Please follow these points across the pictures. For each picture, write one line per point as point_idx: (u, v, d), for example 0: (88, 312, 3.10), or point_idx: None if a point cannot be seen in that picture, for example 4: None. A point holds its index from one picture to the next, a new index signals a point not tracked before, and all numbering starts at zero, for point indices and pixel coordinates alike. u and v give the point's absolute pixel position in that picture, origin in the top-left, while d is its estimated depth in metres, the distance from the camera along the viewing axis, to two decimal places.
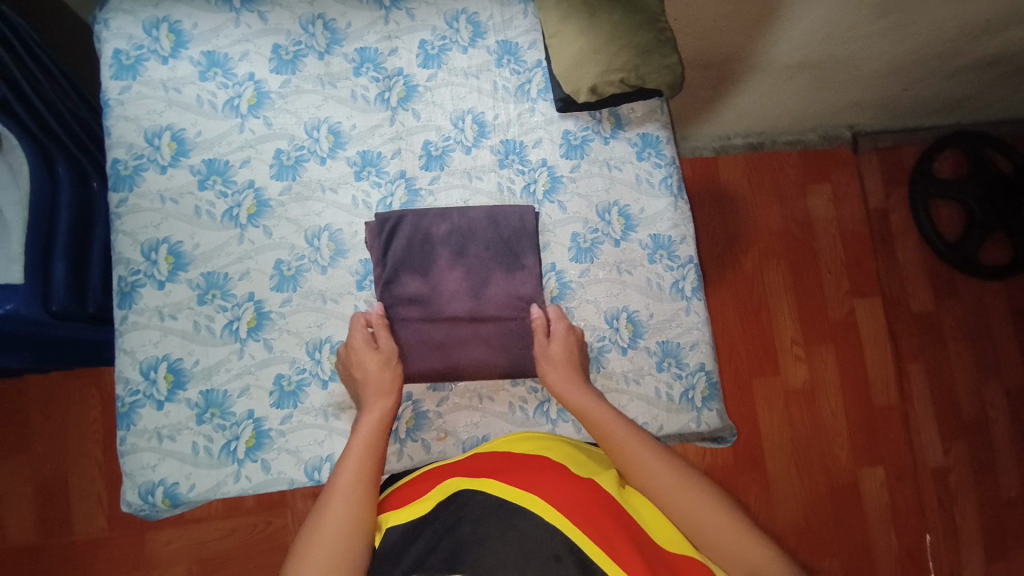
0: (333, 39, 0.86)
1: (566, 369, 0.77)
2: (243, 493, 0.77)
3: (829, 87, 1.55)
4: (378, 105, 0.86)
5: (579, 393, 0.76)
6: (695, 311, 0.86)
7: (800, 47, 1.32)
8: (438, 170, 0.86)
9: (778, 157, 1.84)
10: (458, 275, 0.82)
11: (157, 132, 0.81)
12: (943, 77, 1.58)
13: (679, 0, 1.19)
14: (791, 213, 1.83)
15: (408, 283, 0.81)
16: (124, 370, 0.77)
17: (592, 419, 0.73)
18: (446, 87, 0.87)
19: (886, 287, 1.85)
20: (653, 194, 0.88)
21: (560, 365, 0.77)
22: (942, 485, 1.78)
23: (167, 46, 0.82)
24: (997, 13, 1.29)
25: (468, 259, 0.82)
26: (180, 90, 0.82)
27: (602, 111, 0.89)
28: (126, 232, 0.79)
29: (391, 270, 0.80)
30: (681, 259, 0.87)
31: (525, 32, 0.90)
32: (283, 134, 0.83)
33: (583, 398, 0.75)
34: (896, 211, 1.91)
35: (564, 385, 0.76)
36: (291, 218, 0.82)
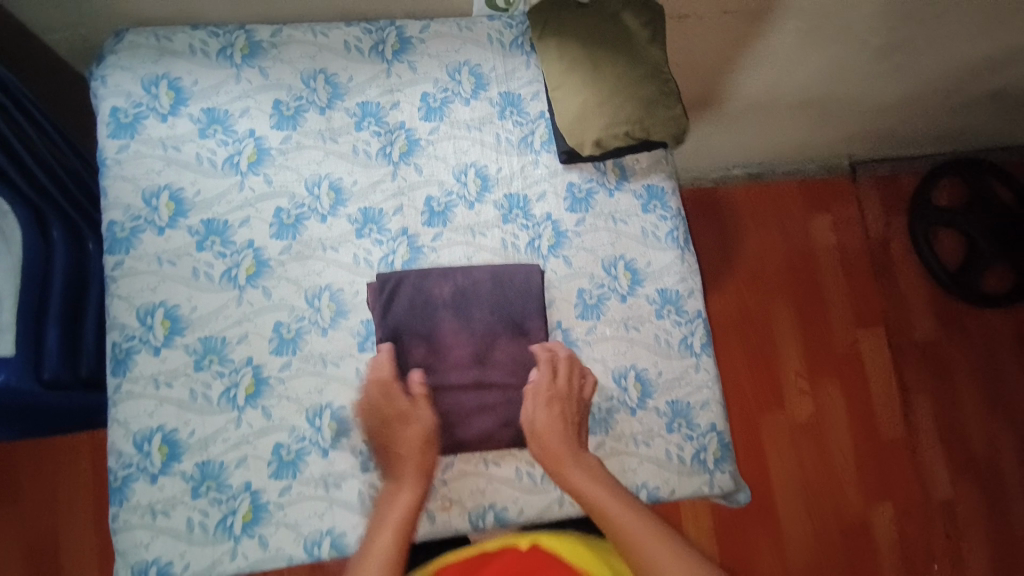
0: (334, 93, 0.84)
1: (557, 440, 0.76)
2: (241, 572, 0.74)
3: (829, 121, 1.55)
4: (379, 160, 0.84)
5: (574, 464, 0.74)
6: (704, 368, 0.85)
7: (802, 85, 1.32)
8: (441, 226, 0.84)
9: (779, 187, 1.84)
10: (463, 336, 0.80)
11: (155, 192, 0.79)
12: (941, 107, 1.59)
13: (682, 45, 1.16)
14: (792, 243, 1.82)
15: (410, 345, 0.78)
16: (117, 442, 0.75)
17: (586, 496, 0.71)
18: (448, 141, 0.86)
19: (888, 316, 1.84)
20: (660, 248, 0.87)
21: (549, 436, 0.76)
22: (951, 520, 1.73)
23: (166, 104, 0.81)
24: (994, 48, 1.30)
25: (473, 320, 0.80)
26: (179, 148, 0.80)
27: (606, 163, 0.88)
28: (121, 296, 0.77)
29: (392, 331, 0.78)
30: (689, 313, 0.86)
31: (528, 84, 0.89)
32: (283, 191, 0.82)
33: (578, 473, 0.73)
34: (897, 241, 1.90)
35: (557, 455, 0.75)
36: (291, 278, 0.80)
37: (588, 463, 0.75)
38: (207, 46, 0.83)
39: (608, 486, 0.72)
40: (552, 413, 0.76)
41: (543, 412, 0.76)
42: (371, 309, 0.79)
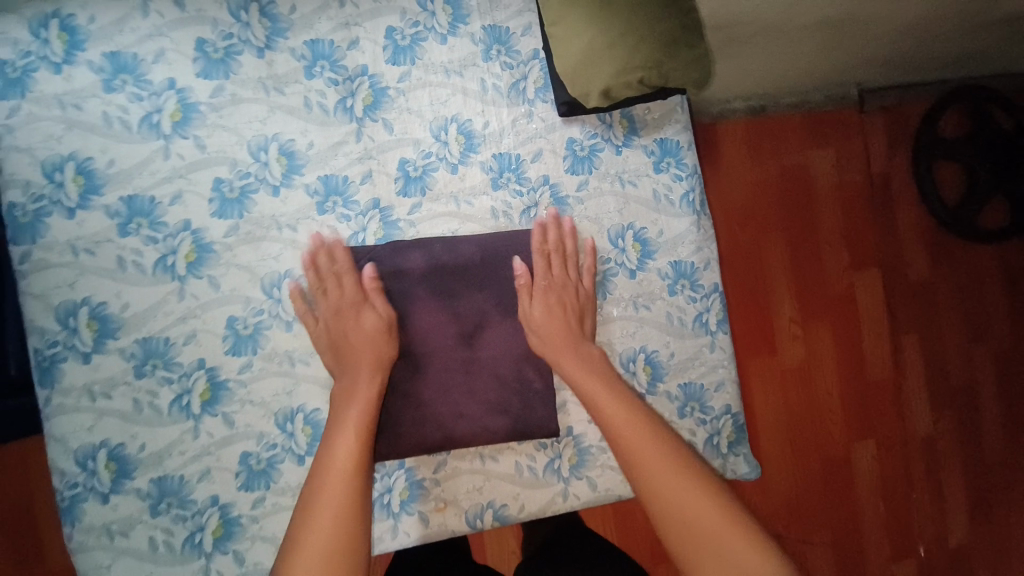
0: (274, 28, 0.67)
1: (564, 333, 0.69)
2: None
3: (842, 46, 1.40)
4: (339, 116, 0.69)
5: (574, 356, 0.68)
6: (720, 347, 0.77)
7: (821, 7, 1.15)
8: (419, 196, 0.71)
9: (779, 120, 1.69)
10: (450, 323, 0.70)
11: (57, 163, 0.63)
12: (964, 32, 1.43)
13: None
14: (791, 181, 1.70)
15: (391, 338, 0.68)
16: (57, 462, 0.64)
17: (582, 391, 0.66)
18: (422, 90, 0.71)
19: (885, 255, 1.77)
20: (673, 213, 0.75)
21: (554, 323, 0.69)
22: (930, 453, 1.75)
23: (59, 50, 0.63)
24: None
25: (462, 305, 0.70)
26: (81, 107, 0.64)
27: (613, 113, 0.74)
28: (35, 294, 0.63)
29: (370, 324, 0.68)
30: (706, 288, 0.76)
31: (518, 13, 0.73)
32: (222, 158, 0.67)
33: (578, 367, 0.67)
34: (898, 174, 1.79)
35: (558, 344, 0.68)
36: (241, 265, 0.67)
37: (588, 355, 0.69)
38: None
39: (606, 380, 0.66)
40: (549, 307, 0.69)
41: (539, 308, 0.69)
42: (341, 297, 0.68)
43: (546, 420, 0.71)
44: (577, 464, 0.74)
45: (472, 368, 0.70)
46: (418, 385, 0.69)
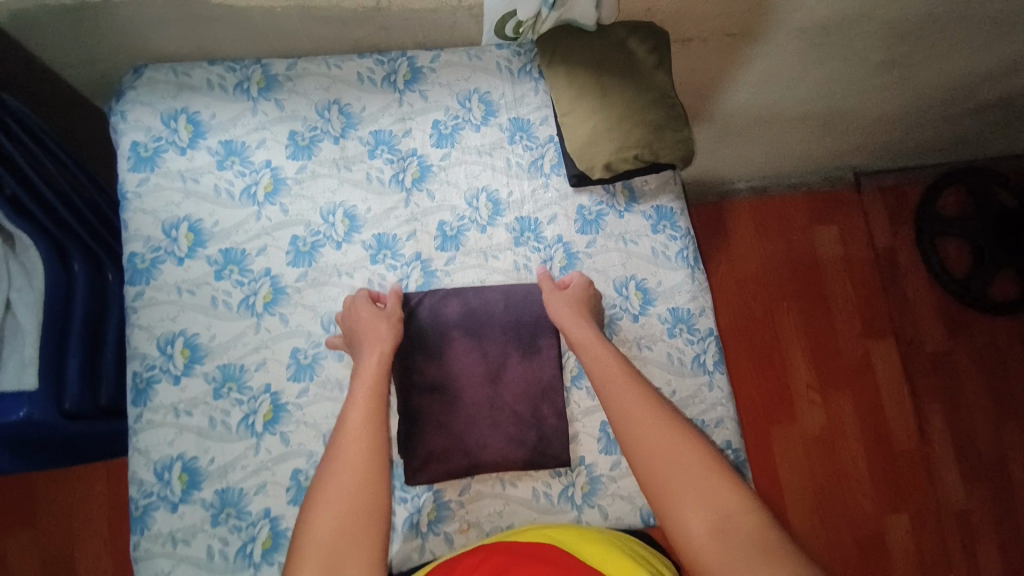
0: (348, 123, 0.87)
1: (613, 367, 0.71)
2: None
3: (831, 134, 1.56)
4: (393, 187, 0.86)
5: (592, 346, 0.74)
6: (717, 386, 0.85)
7: (804, 102, 1.33)
8: (454, 250, 0.85)
9: (783, 200, 1.83)
10: (477, 357, 0.81)
11: (174, 223, 0.81)
12: (944, 120, 1.59)
13: (684, 67, 1.16)
14: (798, 254, 1.81)
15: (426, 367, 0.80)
16: (139, 471, 0.75)
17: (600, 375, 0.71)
18: (459, 166, 0.88)
19: (898, 325, 1.82)
20: (669, 267, 0.87)
21: (596, 353, 0.73)
22: (967, 530, 1.68)
23: (185, 137, 0.83)
24: (992, 65, 1.32)
25: (488, 340, 0.81)
26: (197, 180, 0.82)
27: (615, 185, 0.89)
28: (142, 326, 0.78)
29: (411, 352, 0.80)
30: (702, 331, 0.86)
31: (537, 109, 0.91)
32: (299, 220, 0.83)
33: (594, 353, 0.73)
34: (903, 249, 1.89)
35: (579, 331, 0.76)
36: (307, 305, 0.81)
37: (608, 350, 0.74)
38: (224, 80, 0.85)
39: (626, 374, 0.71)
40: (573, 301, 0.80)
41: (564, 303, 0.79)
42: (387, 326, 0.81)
43: (559, 446, 0.80)
44: (590, 493, 0.80)
45: (497, 397, 0.80)
46: (447, 409, 0.79)
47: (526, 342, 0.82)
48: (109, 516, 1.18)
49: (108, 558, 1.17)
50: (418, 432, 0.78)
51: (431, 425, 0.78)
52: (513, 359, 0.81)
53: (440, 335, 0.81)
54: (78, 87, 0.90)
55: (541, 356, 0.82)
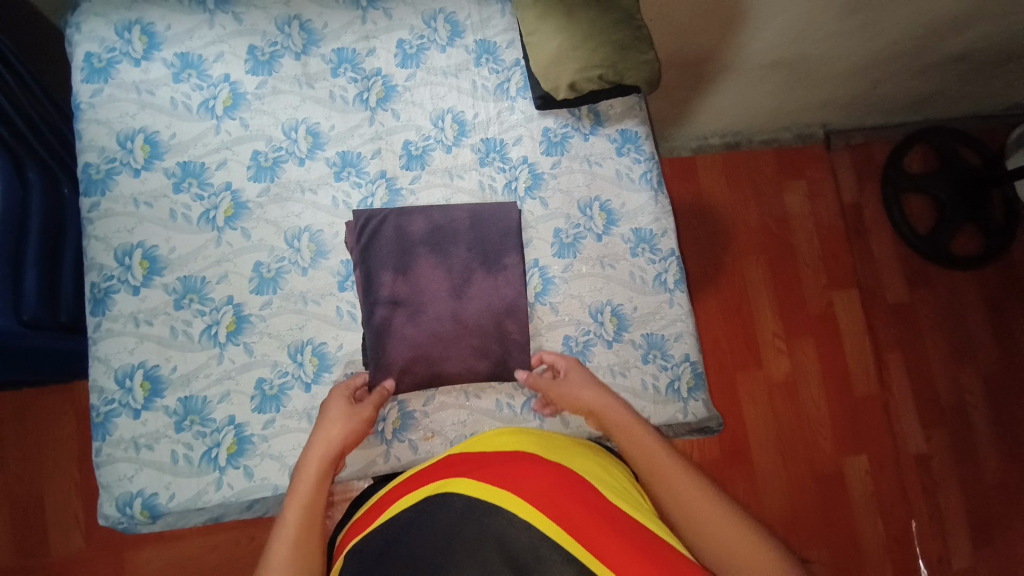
0: (309, 39, 0.85)
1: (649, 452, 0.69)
2: (211, 519, 0.78)
3: (801, 86, 1.57)
4: (356, 106, 0.85)
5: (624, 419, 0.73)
6: (678, 303, 0.87)
7: (771, 46, 1.33)
8: (419, 169, 0.85)
9: (754, 155, 1.84)
10: (438, 273, 0.81)
11: (129, 135, 0.79)
12: (908, 74, 1.61)
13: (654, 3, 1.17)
14: (768, 210, 1.83)
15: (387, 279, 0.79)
16: (99, 379, 0.75)
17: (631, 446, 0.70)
18: (425, 86, 0.87)
19: (862, 278, 1.84)
20: (633, 188, 0.89)
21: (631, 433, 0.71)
22: (925, 473, 1.74)
23: (139, 48, 0.81)
24: (964, 7, 1.32)
25: (451, 256, 0.82)
26: (153, 92, 0.80)
27: (581, 109, 0.90)
28: (98, 237, 0.77)
29: (371, 263, 0.79)
30: (663, 252, 0.88)
31: (503, 31, 0.91)
32: (260, 135, 0.82)
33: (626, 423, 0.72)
34: (869, 206, 1.90)
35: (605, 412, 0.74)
36: (270, 219, 0.81)
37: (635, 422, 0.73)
38: None
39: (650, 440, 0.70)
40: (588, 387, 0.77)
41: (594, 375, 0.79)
42: (349, 240, 0.80)
43: (520, 360, 0.81)
44: None
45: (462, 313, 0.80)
46: (410, 323, 0.79)
47: (488, 255, 0.82)
48: (80, 439, 1.16)
49: (78, 499, 1.14)
50: (379, 346, 0.78)
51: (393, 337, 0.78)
52: (477, 276, 0.81)
53: (410, 247, 0.81)
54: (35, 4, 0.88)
55: (505, 274, 0.82)
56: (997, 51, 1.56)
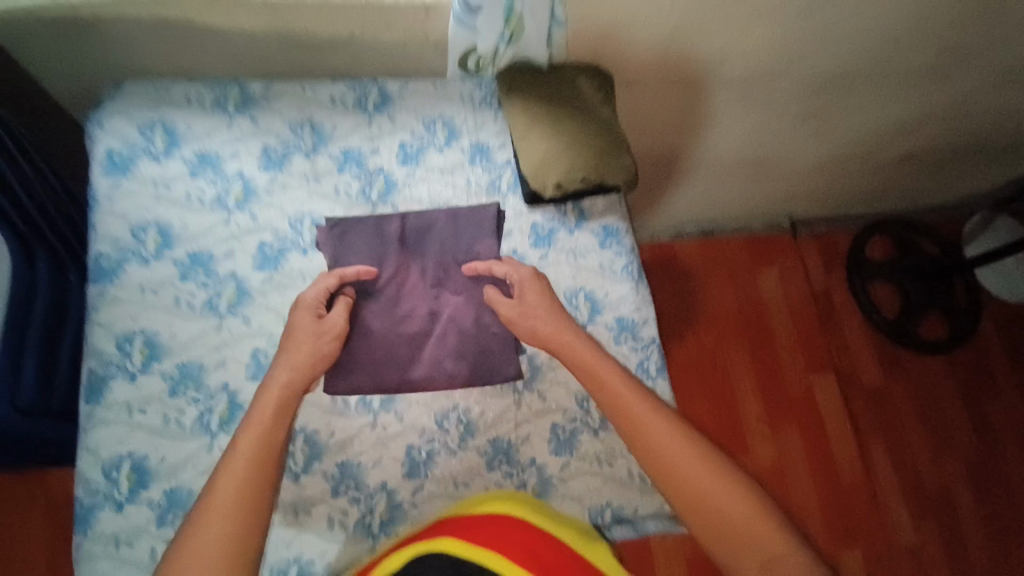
0: (319, 140, 0.93)
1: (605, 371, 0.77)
2: None
3: (768, 180, 1.69)
4: (360, 200, 0.92)
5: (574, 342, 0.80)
6: (660, 391, 0.91)
7: (736, 149, 1.47)
8: None
9: (727, 241, 1.98)
10: (418, 281, 0.88)
11: (142, 225, 0.84)
12: (866, 170, 1.75)
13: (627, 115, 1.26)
14: (744, 294, 1.93)
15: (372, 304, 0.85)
16: (86, 469, 0.74)
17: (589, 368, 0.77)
18: (423, 184, 0.95)
19: (837, 361, 1.92)
20: (616, 280, 0.95)
21: (584, 357, 0.78)
22: (918, 564, 1.72)
23: (160, 146, 0.87)
24: (906, 114, 1.47)
25: (425, 255, 0.89)
26: (169, 187, 0.86)
27: (567, 205, 0.98)
28: (102, 324, 0.79)
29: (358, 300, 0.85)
30: (645, 340, 0.93)
31: (497, 134, 0.99)
32: (267, 226, 0.87)
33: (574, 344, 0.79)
34: (836, 291, 2.01)
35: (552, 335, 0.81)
36: (271, 306, 0.84)
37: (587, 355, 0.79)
38: (203, 97, 0.91)
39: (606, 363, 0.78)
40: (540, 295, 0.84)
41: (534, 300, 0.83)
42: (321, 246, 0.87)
43: (506, 365, 0.85)
44: (542, 493, 0.84)
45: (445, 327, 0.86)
46: (397, 346, 0.84)
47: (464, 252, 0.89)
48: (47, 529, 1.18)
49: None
50: (365, 356, 0.83)
51: (378, 338, 0.84)
52: (454, 283, 0.88)
53: (401, 303, 0.86)
54: (47, 88, 0.94)
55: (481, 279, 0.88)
56: (939, 153, 1.73)
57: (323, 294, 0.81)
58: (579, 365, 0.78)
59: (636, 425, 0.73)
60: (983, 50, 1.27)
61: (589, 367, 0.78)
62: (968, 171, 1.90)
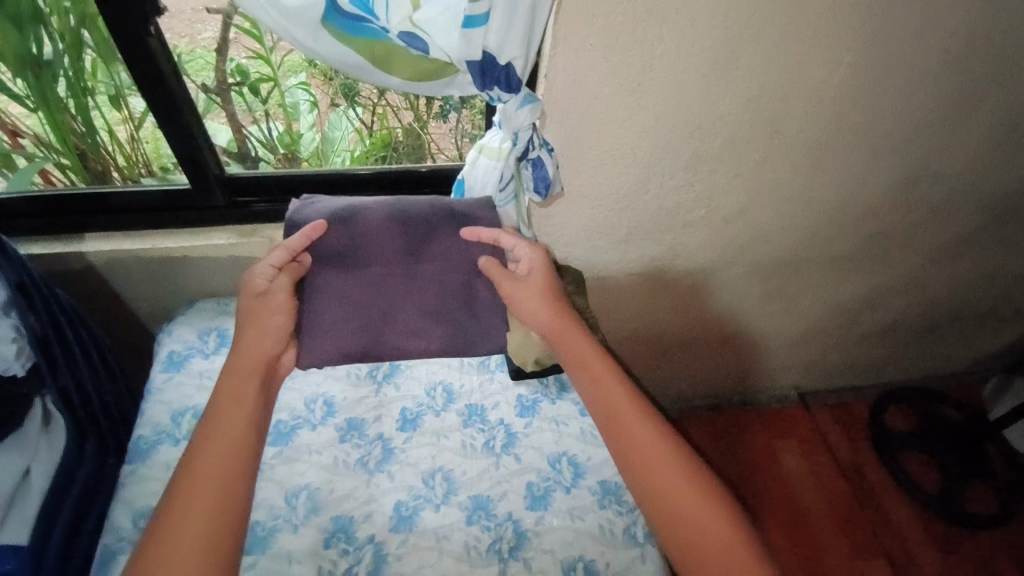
0: None
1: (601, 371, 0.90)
2: None
3: (758, 354, 1.79)
4: (367, 381, 1.08)
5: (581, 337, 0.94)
6: (651, 559, 0.89)
7: (714, 326, 1.61)
8: (411, 431, 1.01)
9: (739, 417, 1.99)
10: (402, 248, 0.96)
11: (182, 411, 0.99)
12: (853, 340, 1.83)
13: (603, 304, 1.43)
14: (765, 472, 1.87)
15: (362, 263, 0.95)
16: None
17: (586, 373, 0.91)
18: (423, 365, 1.11)
19: (887, 547, 1.73)
20: (598, 444, 1.02)
21: (584, 353, 0.92)
22: None
23: (211, 346, 1.08)
24: (868, 290, 1.62)
25: (405, 220, 0.96)
26: (211, 378, 1.04)
27: (548, 378, 1.11)
28: (126, 500, 0.89)
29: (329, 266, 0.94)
30: (630, 503, 0.95)
31: None
32: (284, 406, 1.02)
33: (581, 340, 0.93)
34: (870, 464, 1.92)
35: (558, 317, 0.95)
36: (276, 479, 0.93)
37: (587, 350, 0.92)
38: None
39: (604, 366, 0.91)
40: (540, 277, 0.97)
41: (531, 278, 0.96)
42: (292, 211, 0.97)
43: (497, 333, 1.00)
44: None
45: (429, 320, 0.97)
46: (383, 311, 0.96)
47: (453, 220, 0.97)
48: None
49: None
50: (356, 300, 0.94)
51: (364, 287, 0.95)
52: (438, 248, 0.97)
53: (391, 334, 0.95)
54: (134, 306, 1.21)
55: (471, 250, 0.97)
56: (921, 321, 1.82)
57: (273, 268, 0.89)
58: (575, 360, 0.92)
59: (620, 427, 0.85)
60: (913, 237, 1.46)
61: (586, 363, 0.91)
62: (964, 339, 1.95)
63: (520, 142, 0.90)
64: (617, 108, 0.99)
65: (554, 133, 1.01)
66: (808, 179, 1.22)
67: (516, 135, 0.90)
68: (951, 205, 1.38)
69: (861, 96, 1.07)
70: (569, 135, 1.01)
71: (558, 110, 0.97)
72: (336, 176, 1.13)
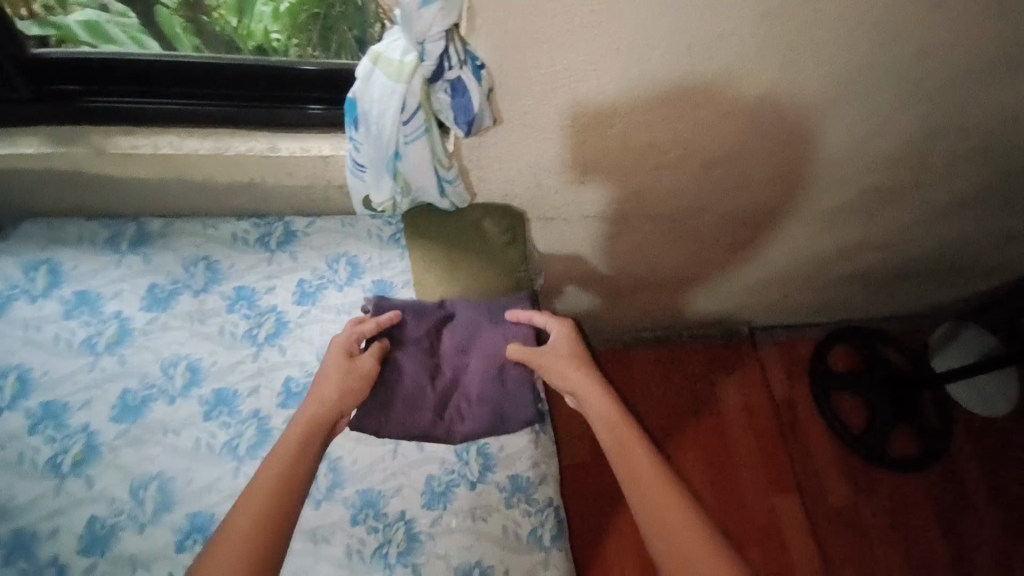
0: (212, 277, 0.94)
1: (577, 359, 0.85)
2: None
3: (714, 296, 1.65)
4: (245, 342, 0.90)
5: (558, 331, 0.88)
6: (554, 565, 0.82)
7: (673, 267, 1.43)
8: (294, 407, 0.87)
9: (683, 349, 1.92)
10: (456, 344, 0.91)
11: (4, 371, 0.84)
12: (818, 287, 1.70)
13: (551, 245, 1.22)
14: (699, 406, 1.84)
15: (420, 348, 0.89)
16: None
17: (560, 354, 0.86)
18: (316, 324, 0.94)
19: (801, 480, 1.78)
20: (514, 431, 0.90)
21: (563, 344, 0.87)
22: None
23: (40, 287, 0.89)
24: (847, 241, 1.44)
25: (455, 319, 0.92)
26: (39, 328, 0.87)
27: None
28: None
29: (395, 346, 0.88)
30: (540, 502, 0.86)
31: (401, 273, 0.99)
32: (135, 372, 0.86)
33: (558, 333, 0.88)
34: (801, 402, 1.90)
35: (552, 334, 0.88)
36: (121, 465, 0.81)
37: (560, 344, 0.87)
38: (97, 236, 0.94)
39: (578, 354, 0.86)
40: (568, 337, 0.88)
41: (562, 338, 0.87)
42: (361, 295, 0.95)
43: (526, 404, 0.87)
44: None
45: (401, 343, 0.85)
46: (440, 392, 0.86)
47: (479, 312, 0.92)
48: None
49: None
50: (422, 370, 0.87)
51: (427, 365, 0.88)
52: (488, 339, 0.91)
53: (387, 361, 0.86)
54: None
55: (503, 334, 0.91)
56: (893, 270, 1.68)
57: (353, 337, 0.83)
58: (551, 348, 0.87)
59: (591, 409, 0.79)
60: (915, 190, 1.24)
61: (563, 350, 0.86)
62: (929, 289, 1.86)
63: (425, 59, 0.64)
64: (576, 15, 0.70)
65: (485, 45, 0.72)
66: (808, 123, 0.97)
67: (421, 46, 0.64)
68: (969, 157, 1.15)
69: (904, 23, 0.80)
70: (507, 48, 0.73)
71: (491, 12, 0.68)
72: (198, 67, 0.83)
